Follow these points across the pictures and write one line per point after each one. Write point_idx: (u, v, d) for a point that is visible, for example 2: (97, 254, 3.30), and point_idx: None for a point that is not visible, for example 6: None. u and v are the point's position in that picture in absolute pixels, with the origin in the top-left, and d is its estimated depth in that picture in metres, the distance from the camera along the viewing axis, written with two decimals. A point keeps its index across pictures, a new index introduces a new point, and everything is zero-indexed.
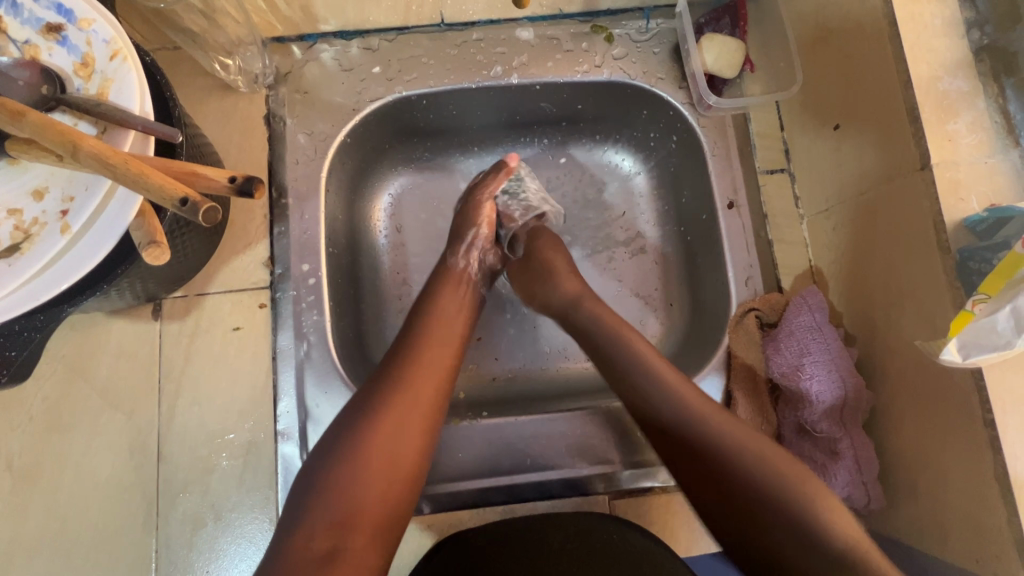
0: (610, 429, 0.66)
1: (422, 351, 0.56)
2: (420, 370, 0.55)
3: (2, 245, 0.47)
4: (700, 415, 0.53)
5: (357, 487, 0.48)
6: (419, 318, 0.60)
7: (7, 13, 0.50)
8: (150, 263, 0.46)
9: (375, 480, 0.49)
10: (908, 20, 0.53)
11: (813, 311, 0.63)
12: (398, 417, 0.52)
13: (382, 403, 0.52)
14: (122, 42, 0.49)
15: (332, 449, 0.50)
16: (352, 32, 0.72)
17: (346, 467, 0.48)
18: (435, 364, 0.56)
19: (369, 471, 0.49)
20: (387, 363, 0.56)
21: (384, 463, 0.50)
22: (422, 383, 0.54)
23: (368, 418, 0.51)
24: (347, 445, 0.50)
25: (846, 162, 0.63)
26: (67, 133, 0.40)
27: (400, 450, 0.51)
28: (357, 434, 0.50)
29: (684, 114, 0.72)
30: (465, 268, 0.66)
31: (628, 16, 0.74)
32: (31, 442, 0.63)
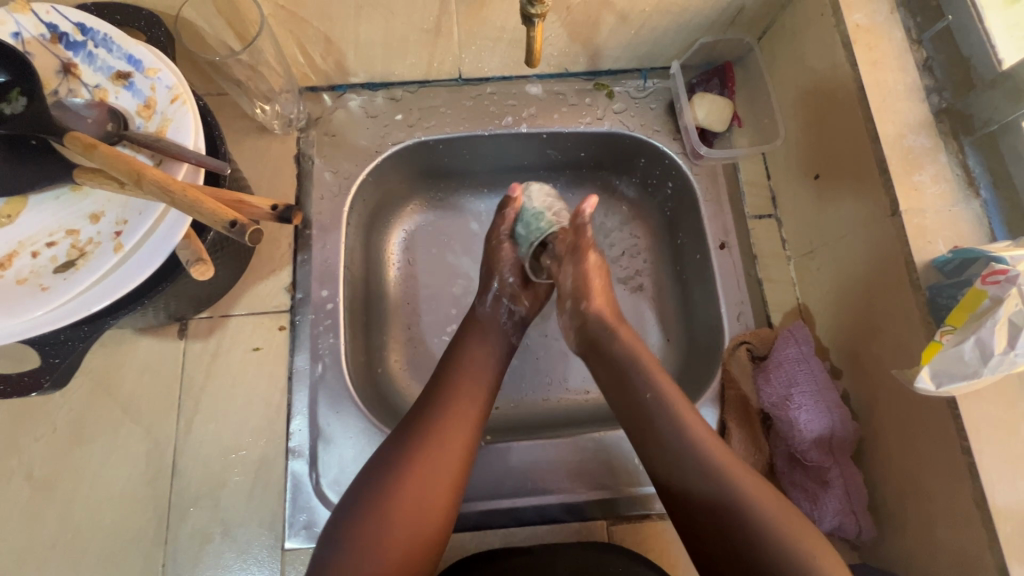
0: (609, 456, 0.68)
1: (452, 401, 0.60)
2: (450, 417, 0.59)
3: (58, 262, 0.52)
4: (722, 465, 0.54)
5: (391, 532, 0.51)
6: (451, 370, 0.64)
7: (83, 62, 0.57)
8: (195, 278, 0.52)
9: (406, 525, 0.52)
10: (875, 85, 0.60)
11: (800, 343, 0.67)
12: (429, 467, 0.55)
13: (412, 452, 0.56)
14: (183, 89, 0.56)
15: (364, 497, 0.53)
16: (378, 83, 0.80)
17: (379, 518, 0.52)
18: (464, 410, 0.60)
19: (400, 519, 0.52)
20: (422, 412, 0.60)
21: (414, 514, 0.53)
22: (451, 430, 0.58)
23: (402, 468, 0.54)
24: (379, 491, 0.54)
25: (826, 209, 0.68)
26: (133, 164, 0.46)
27: (431, 494, 0.54)
28: (389, 479, 0.54)
29: (678, 163, 0.79)
30: (494, 317, 0.71)
31: (627, 76, 0.82)
32: (53, 453, 0.65)
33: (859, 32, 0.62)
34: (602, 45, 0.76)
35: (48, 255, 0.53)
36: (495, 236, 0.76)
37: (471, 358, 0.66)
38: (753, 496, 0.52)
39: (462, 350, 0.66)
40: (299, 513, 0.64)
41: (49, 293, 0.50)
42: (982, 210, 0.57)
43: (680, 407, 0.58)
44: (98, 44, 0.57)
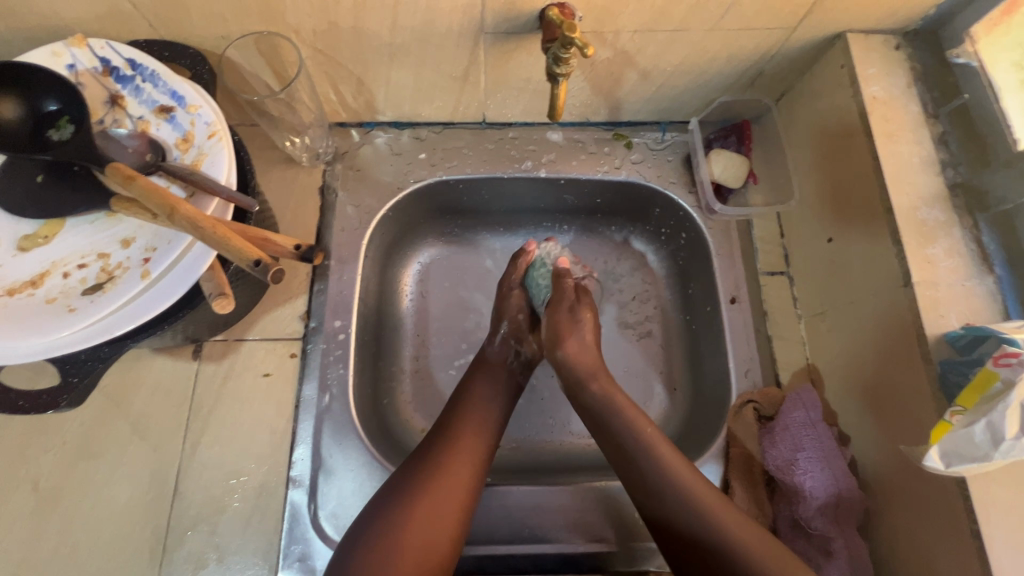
0: (604, 507, 0.68)
1: (456, 451, 0.61)
2: (459, 457, 0.60)
3: (88, 284, 0.54)
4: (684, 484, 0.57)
5: (396, 565, 0.52)
6: (446, 428, 0.64)
7: (131, 94, 0.61)
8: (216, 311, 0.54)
9: (411, 557, 0.53)
10: (890, 157, 0.62)
11: (807, 407, 0.66)
12: (434, 505, 0.56)
13: (418, 497, 0.56)
14: (221, 126, 0.59)
15: (373, 530, 0.54)
16: (405, 123, 0.83)
17: (383, 551, 0.52)
18: (468, 453, 0.61)
19: (407, 556, 0.53)
20: (431, 449, 0.61)
21: (420, 552, 0.53)
22: (443, 490, 0.57)
23: (408, 503, 0.56)
24: (387, 531, 0.54)
25: (838, 272, 0.68)
26: (167, 198, 0.48)
27: (437, 532, 0.55)
28: (398, 515, 0.55)
29: (693, 216, 0.80)
30: (501, 361, 0.73)
31: (646, 128, 0.85)
32: (61, 465, 0.66)
33: (875, 104, 0.64)
34: (623, 98, 0.78)
35: (78, 277, 0.55)
36: (505, 284, 0.78)
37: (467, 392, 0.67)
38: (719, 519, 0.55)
39: (471, 395, 0.68)
40: (295, 545, 0.64)
41: (76, 315, 0.52)
42: (996, 286, 0.57)
43: (680, 469, 0.58)
44: (146, 79, 0.60)
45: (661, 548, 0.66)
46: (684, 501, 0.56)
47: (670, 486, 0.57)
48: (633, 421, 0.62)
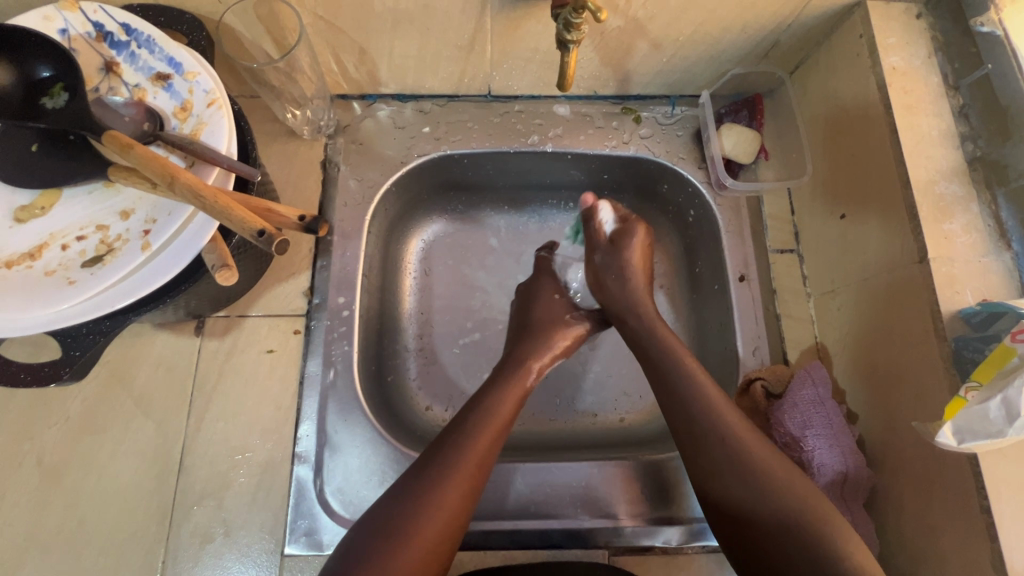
0: (661, 475, 0.68)
1: (491, 415, 0.61)
2: (493, 424, 0.60)
3: (87, 256, 0.53)
4: (716, 411, 0.58)
5: (425, 520, 0.53)
6: (480, 411, 0.61)
7: (127, 61, 0.59)
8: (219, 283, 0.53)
9: (438, 516, 0.53)
10: (908, 129, 0.60)
11: (816, 385, 0.65)
12: (465, 468, 0.56)
13: (455, 457, 0.57)
14: (220, 94, 0.57)
15: (413, 481, 0.55)
16: (408, 95, 0.81)
17: (418, 505, 0.53)
18: (503, 421, 0.61)
19: (439, 511, 0.53)
20: (472, 410, 0.61)
21: (448, 510, 0.54)
22: (461, 476, 0.56)
23: (445, 461, 0.56)
24: (427, 486, 0.54)
25: (849, 249, 0.67)
26: (168, 167, 0.47)
27: (462, 491, 0.55)
28: (435, 468, 0.56)
29: (702, 192, 0.79)
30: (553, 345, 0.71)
31: (655, 102, 0.83)
32: (64, 441, 0.66)
33: (895, 75, 0.62)
34: (633, 70, 0.76)
35: (77, 249, 0.53)
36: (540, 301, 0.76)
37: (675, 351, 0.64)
38: (737, 439, 0.57)
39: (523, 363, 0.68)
40: (301, 519, 0.64)
41: (76, 288, 0.50)
42: (1013, 262, 0.56)
43: (719, 401, 0.59)
44: (141, 44, 0.59)
45: (667, 525, 0.66)
46: (719, 432, 0.57)
47: (730, 442, 0.56)
48: (683, 366, 0.62)
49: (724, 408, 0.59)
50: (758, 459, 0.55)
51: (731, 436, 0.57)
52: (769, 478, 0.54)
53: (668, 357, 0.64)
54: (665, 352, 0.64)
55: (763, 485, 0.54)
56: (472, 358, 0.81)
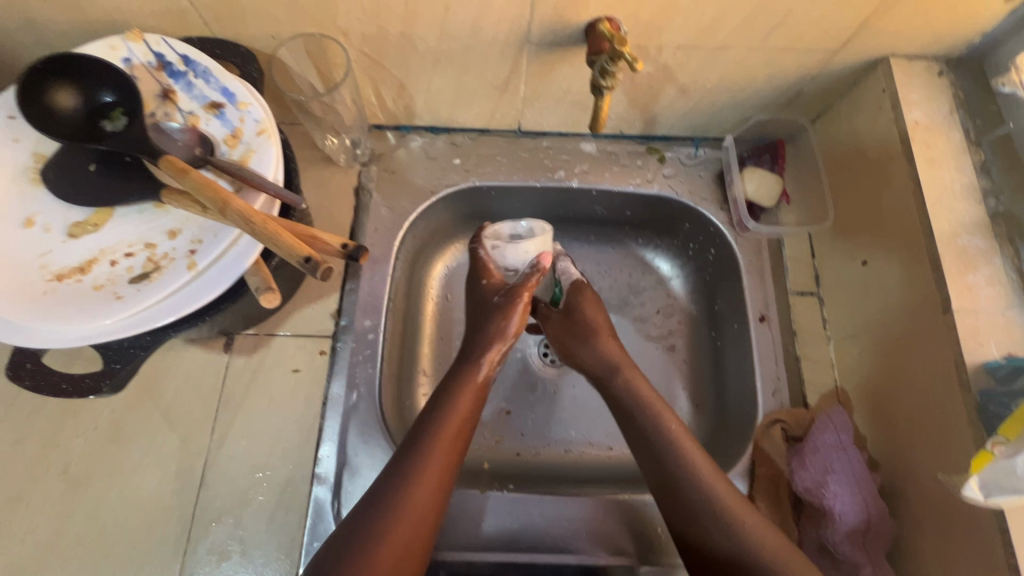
0: (628, 521, 0.68)
1: (443, 425, 0.63)
2: (443, 438, 0.62)
3: (134, 273, 0.55)
4: (669, 434, 0.64)
5: (388, 537, 0.54)
6: (428, 426, 0.63)
7: (183, 90, 0.62)
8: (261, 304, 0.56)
9: (404, 532, 0.55)
10: (932, 182, 0.62)
11: (838, 430, 0.65)
12: (425, 483, 0.58)
13: (411, 473, 0.58)
14: (270, 123, 0.60)
15: (374, 504, 0.56)
16: (441, 128, 0.84)
17: (378, 525, 0.55)
18: (455, 432, 0.63)
19: (400, 530, 0.55)
20: (421, 425, 0.63)
21: (410, 522, 0.56)
22: (416, 491, 0.58)
23: (401, 477, 0.58)
24: (384, 504, 0.56)
25: (870, 295, 0.68)
26: (219, 193, 0.50)
27: (422, 503, 0.57)
28: (393, 487, 0.57)
29: (724, 232, 0.80)
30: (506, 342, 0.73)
31: (679, 143, 0.85)
32: (91, 451, 0.67)
33: (917, 129, 0.64)
34: (659, 113, 0.79)
35: (125, 266, 0.56)
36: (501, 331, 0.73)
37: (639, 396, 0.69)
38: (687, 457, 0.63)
39: (468, 369, 0.69)
40: (316, 542, 0.64)
41: (123, 303, 0.52)
42: None
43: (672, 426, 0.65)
44: (198, 75, 0.62)
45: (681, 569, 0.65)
46: (677, 454, 0.63)
47: (681, 460, 0.62)
48: (629, 381, 0.70)
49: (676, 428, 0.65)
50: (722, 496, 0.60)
51: (687, 458, 0.63)
52: (718, 502, 0.59)
53: (618, 377, 0.71)
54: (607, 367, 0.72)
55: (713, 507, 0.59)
56: None
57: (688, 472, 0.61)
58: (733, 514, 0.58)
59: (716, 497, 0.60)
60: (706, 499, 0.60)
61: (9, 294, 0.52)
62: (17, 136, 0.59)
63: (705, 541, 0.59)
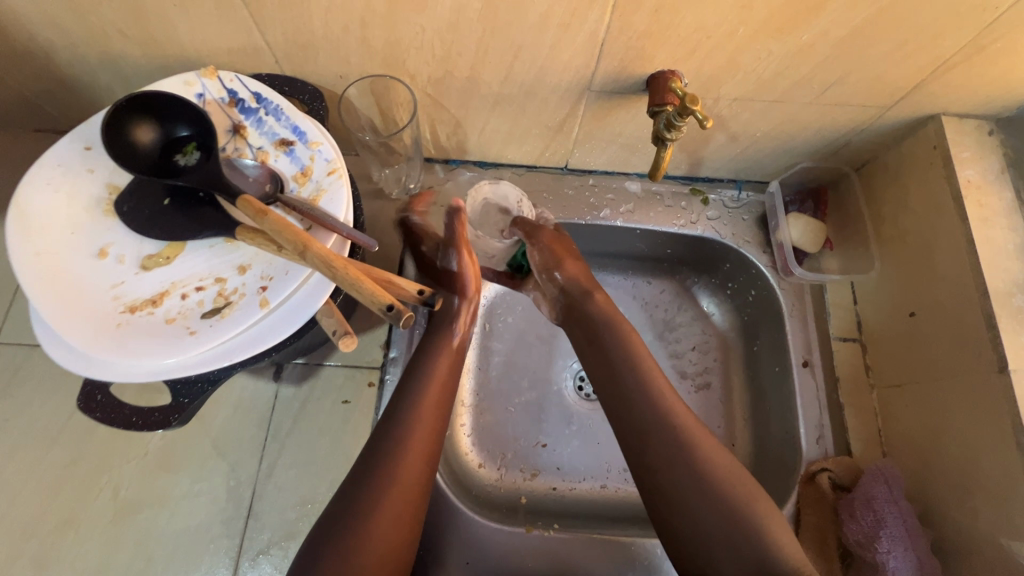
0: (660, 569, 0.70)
1: (427, 391, 0.62)
2: (429, 407, 0.61)
3: (205, 307, 0.56)
4: (666, 405, 0.61)
5: (383, 512, 0.54)
6: (411, 393, 0.62)
7: (253, 126, 0.64)
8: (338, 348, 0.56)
9: (398, 506, 0.54)
10: (985, 242, 0.63)
11: (890, 484, 0.66)
12: (414, 453, 0.57)
13: (401, 443, 0.57)
14: (341, 164, 0.61)
15: (366, 478, 0.55)
16: (489, 162, 0.85)
17: (373, 499, 0.54)
18: (438, 399, 0.62)
19: (395, 504, 0.54)
20: (401, 394, 0.62)
21: (405, 494, 0.55)
22: (406, 462, 0.57)
23: (390, 449, 0.57)
24: (376, 477, 0.55)
25: (917, 347, 0.69)
26: (300, 236, 0.51)
27: (414, 474, 0.57)
28: (382, 459, 0.56)
29: (767, 275, 0.81)
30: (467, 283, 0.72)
31: (722, 185, 0.86)
32: (140, 477, 0.68)
33: (970, 188, 0.66)
34: (706, 156, 0.80)
35: (196, 299, 0.57)
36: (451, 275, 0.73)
37: (649, 386, 0.63)
38: (685, 427, 0.60)
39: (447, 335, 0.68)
40: None
41: (197, 338, 0.53)
42: None
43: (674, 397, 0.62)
44: (269, 112, 0.63)
45: None
46: (670, 426, 0.60)
47: (674, 430, 0.60)
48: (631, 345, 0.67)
49: (677, 402, 0.62)
50: (733, 487, 0.56)
51: (684, 433, 0.59)
52: (716, 482, 0.56)
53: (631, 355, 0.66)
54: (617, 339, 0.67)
55: (710, 484, 0.56)
56: (527, 419, 0.85)
57: (682, 442, 0.59)
58: (732, 491, 0.56)
59: (725, 483, 0.56)
60: (698, 477, 0.57)
61: (87, 326, 0.54)
62: (92, 167, 0.60)
63: (686, 517, 0.56)
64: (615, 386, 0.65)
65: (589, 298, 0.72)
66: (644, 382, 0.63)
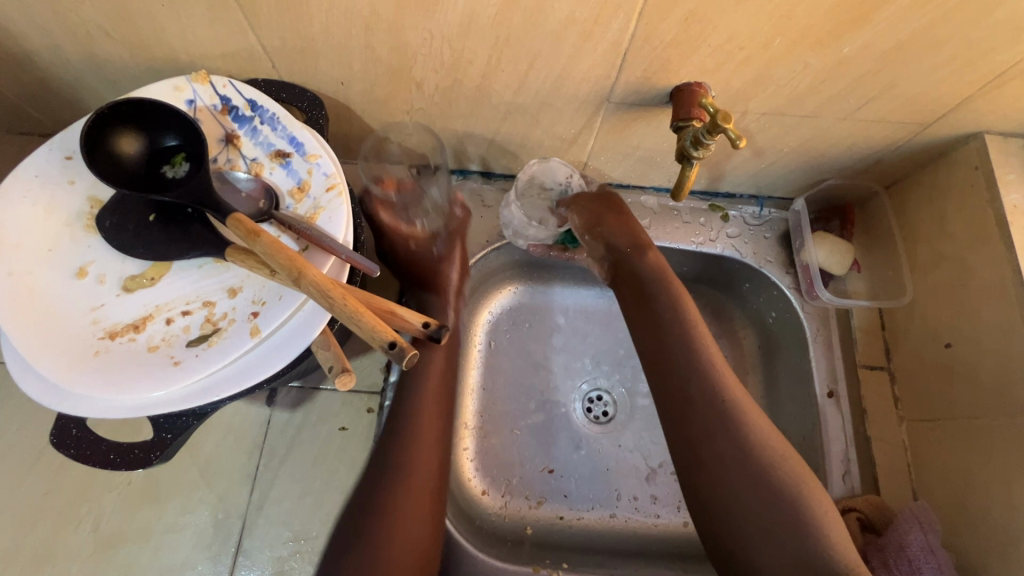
0: None
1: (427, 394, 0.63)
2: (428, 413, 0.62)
3: (191, 333, 0.52)
4: (730, 394, 0.59)
5: (405, 518, 0.55)
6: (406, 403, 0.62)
7: (247, 135, 0.60)
8: (335, 385, 0.47)
9: (417, 509, 0.57)
10: None
11: (926, 529, 0.61)
12: (423, 458, 0.59)
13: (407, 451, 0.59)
14: (340, 179, 0.57)
15: (375, 487, 0.57)
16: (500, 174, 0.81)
17: (392, 504, 0.56)
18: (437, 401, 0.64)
19: (413, 511, 0.56)
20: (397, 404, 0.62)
21: (423, 496, 0.58)
22: (416, 468, 0.59)
23: (397, 459, 0.59)
24: (389, 486, 0.57)
25: (954, 380, 0.65)
26: (295, 261, 0.46)
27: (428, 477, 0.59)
28: (390, 468, 0.58)
29: (790, 297, 0.77)
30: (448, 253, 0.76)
31: (743, 201, 0.82)
32: (123, 508, 0.63)
33: (1015, 213, 0.61)
34: (728, 171, 0.75)
35: (181, 324, 0.52)
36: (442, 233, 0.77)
37: (710, 374, 0.60)
38: (743, 413, 0.58)
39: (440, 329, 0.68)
40: None
41: (180, 369, 0.49)
42: None
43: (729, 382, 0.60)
44: (264, 121, 0.59)
45: None
46: (719, 412, 0.58)
47: (726, 421, 0.57)
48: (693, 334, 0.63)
49: (738, 392, 0.59)
50: (782, 470, 0.54)
51: (738, 417, 0.57)
52: (777, 479, 0.54)
53: (688, 338, 0.62)
54: (677, 325, 0.63)
55: (766, 475, 0.54)
56: (532, 442, 0.81)
57: (739, 433, 0.56)
58: (793, 485, 0.54)
59: (786, 478, 0.54)
60: (751, 471, 0.55)
61: (62, 355, 0.49)
62: (72, 178, 0.55)
63: (742, 525, 0.54)
64: (661, 365, 0.63)
65: (639, 254, 0.71)
66: (707, 374, 0.60)
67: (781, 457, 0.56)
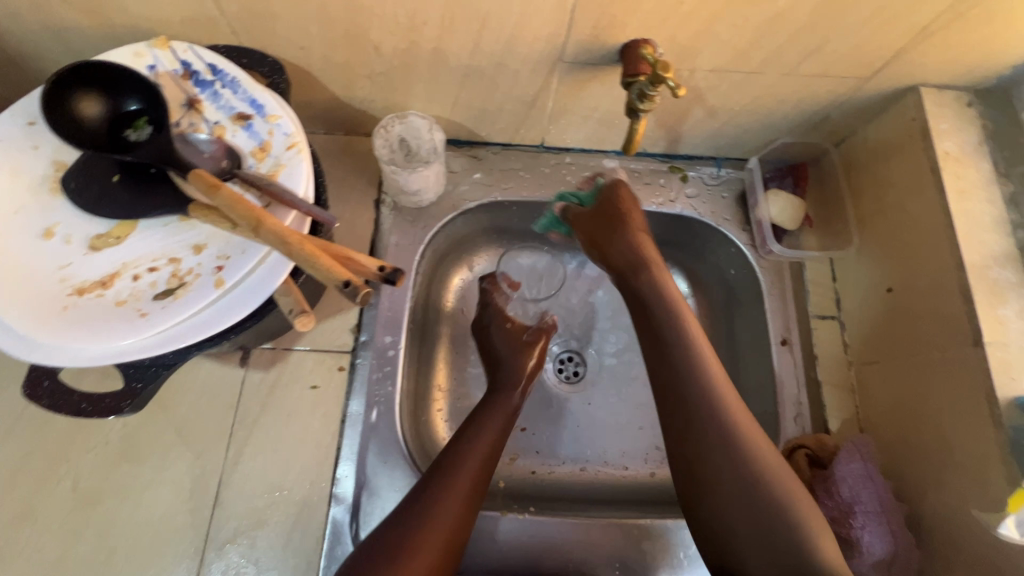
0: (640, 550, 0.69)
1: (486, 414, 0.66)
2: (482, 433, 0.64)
3: (158, 288, 0.54)
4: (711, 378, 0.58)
5: (435, 519, 0.55)
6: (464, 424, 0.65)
7: (208, 99, 0.61)
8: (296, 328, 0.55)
9: (452, 514, 0.56)
10: (963, 214, 0.63)
11: (865, 459, 0.65)
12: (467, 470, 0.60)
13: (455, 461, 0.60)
14: (301, 138, 0.59)
15: (434, 490, 0.57)
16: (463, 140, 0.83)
17: (428, 503, 0.56)
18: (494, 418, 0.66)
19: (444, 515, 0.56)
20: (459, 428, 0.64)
21: (461, 504, 0.57)
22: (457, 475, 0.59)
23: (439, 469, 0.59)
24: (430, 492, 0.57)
25: (895, 323, 0.69)
26: (253, 211, 0.48)
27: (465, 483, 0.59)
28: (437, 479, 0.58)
29: (746, 253, 0.80)
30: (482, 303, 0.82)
31: (702, 162, 0.84)
32: (101, 467, 0.65)
33: (948, 159, 0.65)
34: (684, 133, 0.78)
35: (148, 280, 0.54)
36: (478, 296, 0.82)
37: (701, 361, 0.60)
38: (696, 391, 0.58)
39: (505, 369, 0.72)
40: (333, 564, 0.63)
41: (147, 320, 0.51)
42: None
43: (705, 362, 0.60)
44: (225, 84, 0.60)
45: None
46: (702, 392, 0.57)
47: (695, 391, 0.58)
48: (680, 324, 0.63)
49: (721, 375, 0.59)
50: (745, 438, 0.55)
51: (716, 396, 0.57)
52: (738, 445, 0.54)
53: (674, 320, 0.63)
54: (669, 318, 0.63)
55: (712, 439, 0.55)
56: None
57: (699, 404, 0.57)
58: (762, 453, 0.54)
59: (739, 445, 0.54)
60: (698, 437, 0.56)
61: (31, 310, 0.51)
62: (36, 142, 0.56)
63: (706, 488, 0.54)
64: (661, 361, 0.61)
65: (636, 271, 0.68)
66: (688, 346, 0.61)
67: (748, 429, 0.56)
